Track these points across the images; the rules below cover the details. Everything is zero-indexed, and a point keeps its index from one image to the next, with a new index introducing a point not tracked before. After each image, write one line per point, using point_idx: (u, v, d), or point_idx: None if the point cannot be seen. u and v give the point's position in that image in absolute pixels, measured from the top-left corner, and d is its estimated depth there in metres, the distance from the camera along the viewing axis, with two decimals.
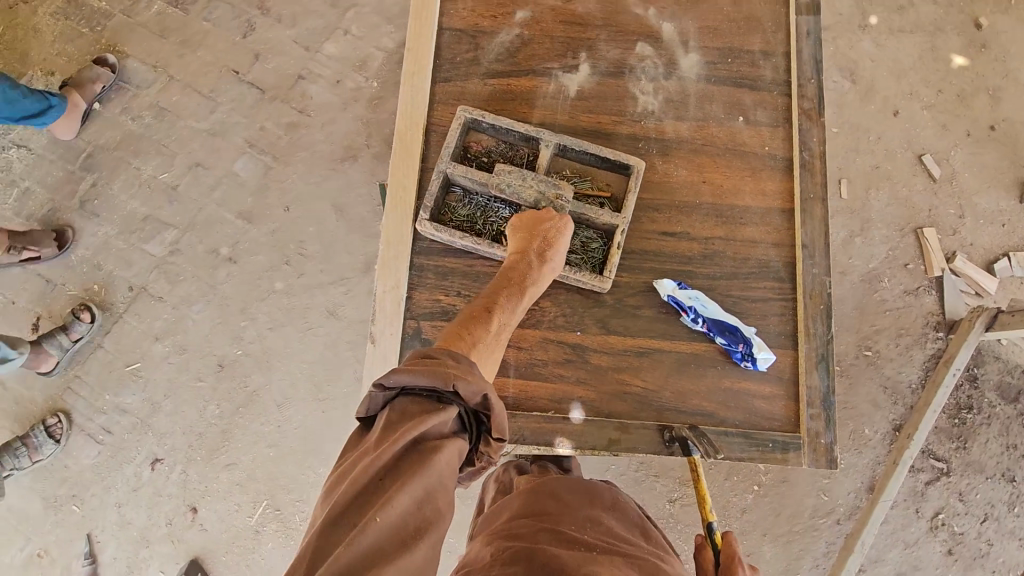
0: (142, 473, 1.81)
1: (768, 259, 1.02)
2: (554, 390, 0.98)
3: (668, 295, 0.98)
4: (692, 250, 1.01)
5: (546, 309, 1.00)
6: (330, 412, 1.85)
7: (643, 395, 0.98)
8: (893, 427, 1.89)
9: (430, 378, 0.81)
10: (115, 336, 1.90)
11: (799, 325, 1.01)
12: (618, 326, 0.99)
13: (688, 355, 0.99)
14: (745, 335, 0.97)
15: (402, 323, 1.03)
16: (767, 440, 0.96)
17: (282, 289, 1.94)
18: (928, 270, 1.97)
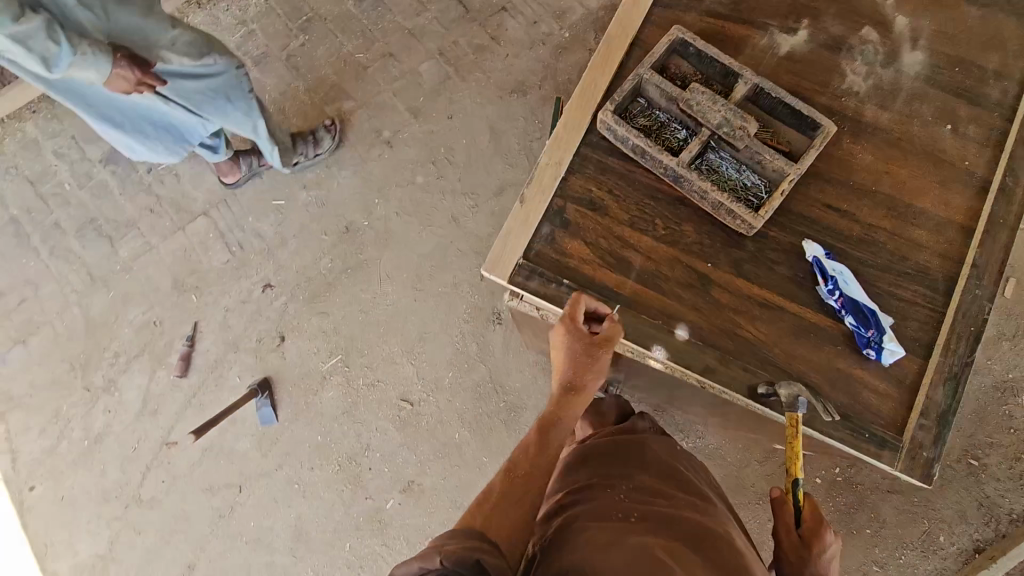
0: (254, 291, 2.03)
1: (930, 265, 1.09)
2: (669, 305, 1.08)
3: (814, 258, 1.07)
4: (853, 230, 1.09)
5: (688, 233, 1.10)
6: (422, 302, 1.97)
7: (752, 341, 1.07)
8: (973, 547, 1.70)
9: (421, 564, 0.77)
10: (273, 172, 2.12)
11: (940, 337, 1.06)
12: (750, 272, 1.08)
13: (810, 324, 1.07)
14: (878, 322, 1.03)
15: (552, 197, 1.13)
16: (863, 431, 1.02)
17: (421, 183, 2.07)
18: None
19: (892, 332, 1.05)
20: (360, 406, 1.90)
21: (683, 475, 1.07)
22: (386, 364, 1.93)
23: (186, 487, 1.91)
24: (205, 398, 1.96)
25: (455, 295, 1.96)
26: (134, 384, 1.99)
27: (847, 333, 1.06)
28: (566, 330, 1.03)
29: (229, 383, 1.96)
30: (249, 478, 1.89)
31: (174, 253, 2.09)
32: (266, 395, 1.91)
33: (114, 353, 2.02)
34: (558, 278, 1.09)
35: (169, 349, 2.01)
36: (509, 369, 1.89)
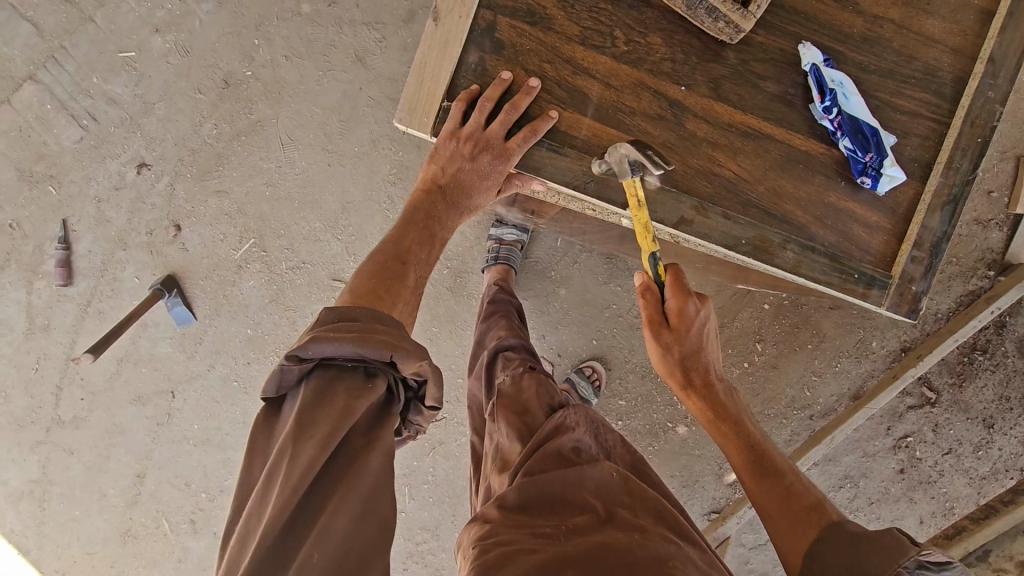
0: (126, 174, 1.67)
1: (938, 65, 0.99)
2: (634, 146, 0.98)
3: (811, 66, 0.95)
4: (853, 28, 0.97)
5: (656, 46, 0.97)
6: (337, 168, 1.67)
7: (733, 181, 0.99)
8: (902, 347, 1.80)
9: (360, 350, 0.84)
10: (109, 13, 1.61)
11: (939, 156, 0.99)
12: (732, 93, 0.98)
13: (801, 154, 0.99)
14: (880, 142, 0.95)
15: (477, 10, 0.97)
16: (852, 271, 0.99)
17: (309, 14, 1.62)
18: (1012, 204, 1.73)
19: (892, 155, 0.97)
20: (288, 292, 1.71)
21: (651, 505, 0.95)
22: (307, 242, 1.69)
23: (110, 400, 1.74)
24: (103, 305, 1.71)
25: (376, 155, 1.66)
26: (10, 300, 1.70)
27: (841, 159, 0.99)
28: (500, 124, 0.97)
29: (127, 285, 1.70)
30: (180, 383, 1.73)
31: (6, 135, 1.65)
32: (175, 294, 1.67)
33: None
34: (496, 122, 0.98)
35: (39, 255, 1.69)
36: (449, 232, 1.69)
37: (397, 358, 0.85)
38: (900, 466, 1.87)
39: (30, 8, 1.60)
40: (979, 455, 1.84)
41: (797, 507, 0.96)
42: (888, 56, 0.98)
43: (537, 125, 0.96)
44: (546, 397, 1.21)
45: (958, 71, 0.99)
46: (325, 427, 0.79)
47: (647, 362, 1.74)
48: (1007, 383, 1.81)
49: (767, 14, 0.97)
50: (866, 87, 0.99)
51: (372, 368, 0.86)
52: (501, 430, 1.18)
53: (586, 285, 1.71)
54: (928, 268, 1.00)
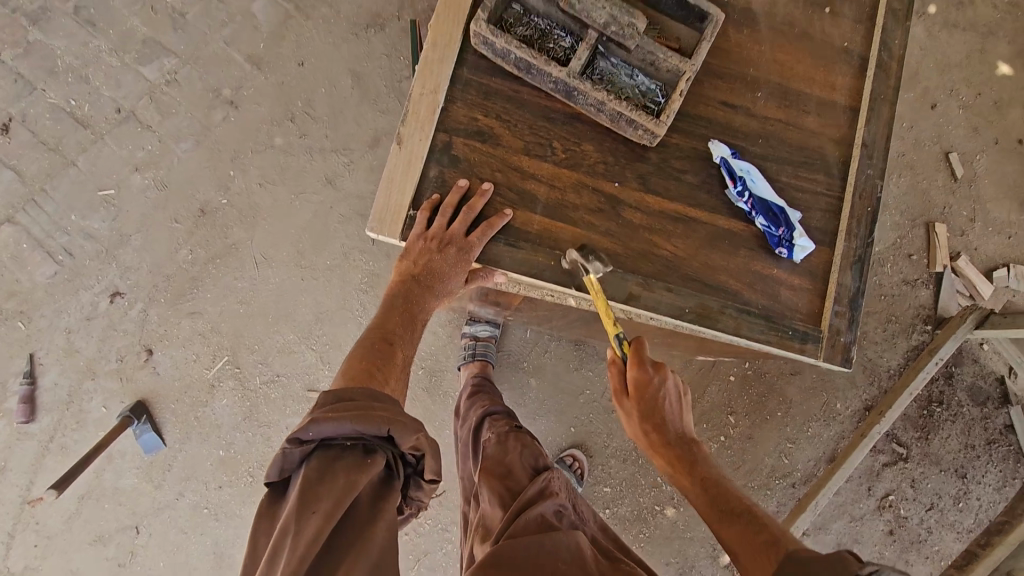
0: (99, 304, 1.70)
1: (825, 152, 1.17)
2: (581, 236, 1.10)
3: (722, 160, 1.11)
4: (749, 127, 1.15)
5: (588, 152, 1.12)
6: (310, 281, 1.74)
7: (670, 260, 1.10)
8: (864, 407, 1.91)
9: (358, 426, 0.86)
10: (91, 158, 1.73)
11: (841, 224, 1.14)
12: (659, 186, 1.12)
13: (725, 232, 1.12)
14: (787, 219, 1.08)
15: (434, 132, 1.11)
16: (786, 328, 1.10)
17: (282, 146, 1.77)
18: (930, 264, 2.00)
19: (801, 228, 1.11)
20: (261, 407, 1.70)
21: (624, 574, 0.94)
22: (281, 355, 1.72)
23: (68, 542, 1.63)
24: (66, 439, 1.65)
25: (347, 267, 1.75)
26: None
27: (760, 234, 1.12)
28: (460, 224, 1.08)
29: (93, 415, 1.66)
30: (146, 515, 1.65)
31: None
32: (144, 420, 1.64)
33: None
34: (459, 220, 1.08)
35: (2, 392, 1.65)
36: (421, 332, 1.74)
37: (395, 431, 0.88)
38: (888, 527, 1.87)
39: (15, 158, 1.72)
40: (960, 507, 1.88)
41: (757, 545, 0.95)
42: (784, 147, 1.15)
43: (493, 223, 1.07)
44: (530, 461, 1.23)
45: (843, 155, 1.16)
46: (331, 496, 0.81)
47: (626, 445, 1.76)
48: (967, 431, 1.91)
49: (680, 122, 1.13)
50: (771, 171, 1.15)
51: (371, 442, 0.88)
52: (485, 496, 1.16)
53: (557, 372, 1.76)
54: (851, 322, 1.12)
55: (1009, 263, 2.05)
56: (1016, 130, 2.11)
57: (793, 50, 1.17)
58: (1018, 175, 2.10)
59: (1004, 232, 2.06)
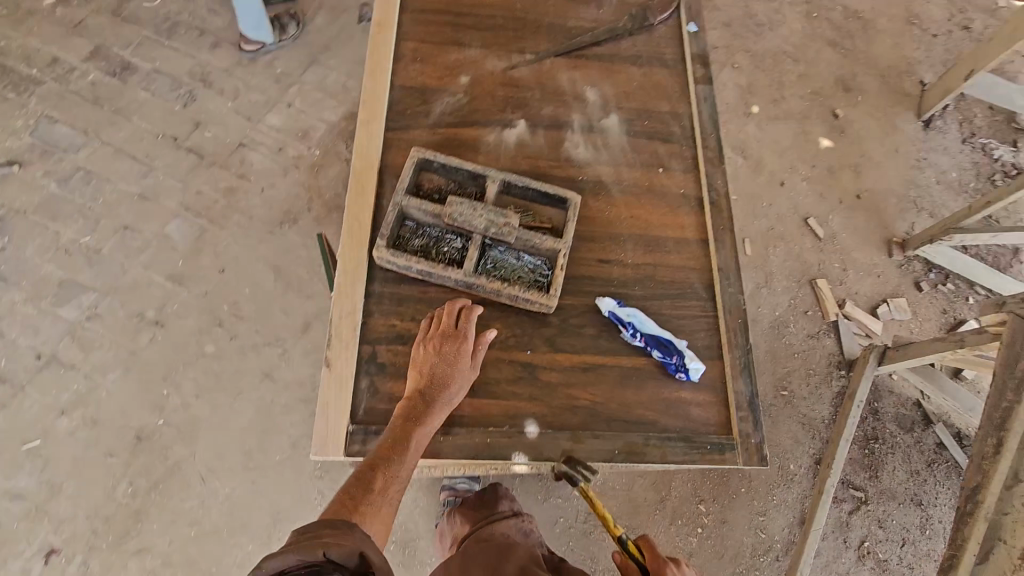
0: (33, 567, 1.58)
1: (690, 283, 1.12)
2: (508, 406, 0.98)
3: (608, 310, 1.05)
4: (624, 274, 1.10)
5: (497, 330, 1.02)
6: (261, 482, 1.71)
7: (592, 409, 1.00)
8: (814, 461, 2.03)
9: (300, 555, 0.69)
10: (13, 413, 1.69)
11: (722, 338, 1.08)
12: (565, 344, 1.03)
13: (630, 369, 1.04)
14: (678, 346, 1.03)
15: (357, 348, 0.99)
16: (705, 443, 1.00)
17: (212, 353, 1.81)
18: (825, 315, 2.25)
19: (691, 351, 1.05)
20: None
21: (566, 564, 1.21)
22: (243, 569, 1.64)
23: None
24: None
25: (297, 457, 1.74)
26: None
27: None
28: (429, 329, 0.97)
29: None
30: None
31: None
32: None
33: None
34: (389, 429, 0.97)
35: None
36: None
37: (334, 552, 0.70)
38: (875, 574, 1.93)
39: None
40: (928, 534, 1.98)
41: None
42: (666, 271, 1.11)
43: (462, 322, 0.96)
44: (500, 504, 1.46)
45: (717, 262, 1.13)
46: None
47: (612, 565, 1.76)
48: (908, 458, 2.06)
49: (568, 283, 1.07)
50: (654, 307, 1.10)
51: (322, 568, 0.69)
52: (462, 520, 1.44)
53: (528, 508, 1.77)
54: None
55: (887, 299, 2.33)
56: (852, 188, 2.49)
57: (655, 174, 1.19)
58: (868, 223, 2.44)
59: (874, 272, 2.36)
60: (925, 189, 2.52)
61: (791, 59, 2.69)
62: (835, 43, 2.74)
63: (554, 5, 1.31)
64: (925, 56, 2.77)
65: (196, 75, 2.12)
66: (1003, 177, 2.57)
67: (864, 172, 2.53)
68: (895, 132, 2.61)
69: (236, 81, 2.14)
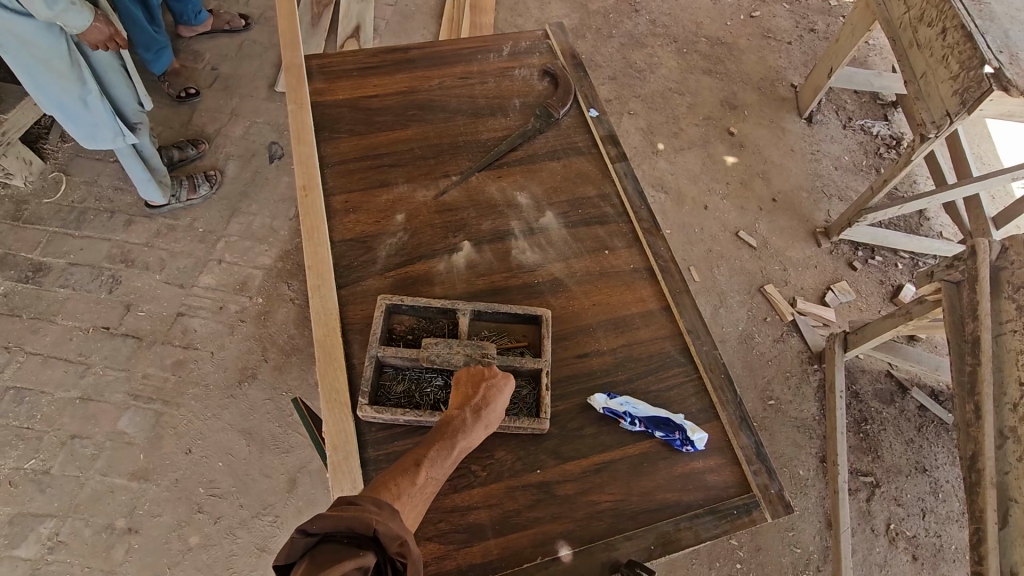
0: None
1: (667, 351, 1.16)
2: (535, 535, 0.96)
3: (603, 407, 1.06)
4: (605, 363, 1.13)
5: (503, 458, 1.02)
6: None
7: (615, 508, 1.00)
8: (820, 460, 2.08)
9: (350, 522, 0.71)
10: None
11: (711, 398, 1.12)
12: (571, 451, 1.03)
13: (639, 456, 1.05)
14: (677, 422, 1.05)
15: None
16: (730, 509, 1.01)
17: (199, 543, 1.68)
18: (783, 317, 2.37)
19: (690, 421, 1.07)
20: None
21: None
22: None
23: None
24: None
25: None
26: None
27: None
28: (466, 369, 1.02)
29: None
30: None
31: None
32: None
33: None
34: None
35: None
36: None
37: (382, 529, 0.72)
38: (910, 554, 1.96)
39: None
40: (943, 497, 2.04)
41: None
42: (639, 349, 1.15)
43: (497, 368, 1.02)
44: None
45: (685, 325, 1.18)
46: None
47: None
48: (900, 429, 2.15)
49: (555, 388, 1.09)
50: (641, 386, 1.12)
51: (363, 541, 0.71)
52: None
53: None
54: None
55: (830, 285, 2.47)
56: (767, 193, 2.68)
57: (603, 256, 1.25)
58: (790, 221, 2.62)
59: (811, 265, 2.51)
60: (828, 177, 2.75)
61: (677, 93, 2.92)
62: (709, 70, 3.01)
63: (464, 124, 1.38)
64: (787, 62, 3.08)
65: (116, 257, 2.06)
66: (887, 149, 2.84)
67: (772, 177, 2.73)
68: (786, 134, 2.85)
69: (159, 251, 2.09)
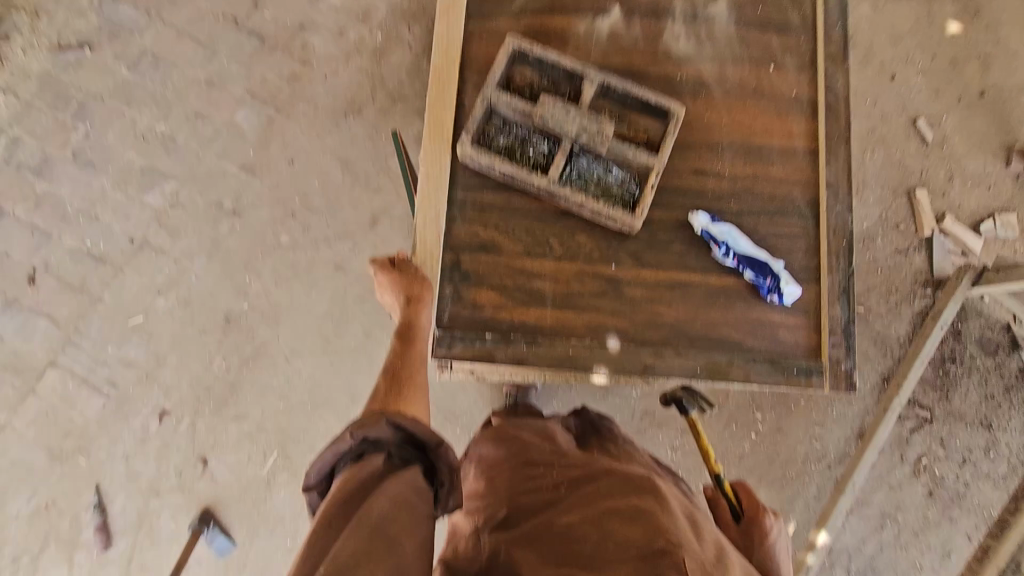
0: (150, 425, 1.80)
1: (791, 199, 1.03)
2: (589, 319, 0.99)
3: (701, 228, 0.99)
4: (720, 187, 1.02)
5: (582, 243, 1.00)
6: (338, 366, 1.84)
7: (675, 325, 0.99)
8: (882, 378, 1.98)
9: (335, 449, 0.90)
10: (115, 291, 1.84)
11: (821, 261, 1.01)
12: (652, 260, 1.00)
13: (716, 288, 1.00)
14: (773, 269, 0.98)
15: (441, 256, 1.01)
16: (790, 367, 0.98)
17: (287, 244, 1.87)
18: (919, 230, 2.07)
19: (787, 273, 0.99)
20: None
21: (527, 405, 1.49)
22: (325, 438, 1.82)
23: None
24: (144, 558, 1.76)
25: (370, 345, 1.85)
26: None
27: None
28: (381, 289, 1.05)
29: (165, 531, 1.77)
30: None
31: (35, 422, 1.79)
32: (214, 525, 1.75)
33: (12, 558, 1.75)
34: (480, 333, 0.99)
35: (77, 527, 1.76)
36: (453, 393, 1.83)
37: (358, 430, 0.90)
38: (928, 489, 1.94)
39: (46, 305, 1.83)
40: (992, 456, 1.95)
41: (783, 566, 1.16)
42: (762, 185, 1.03)
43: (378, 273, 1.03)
44: None
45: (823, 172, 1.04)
46: (344, 562, 0.76)
47: (664, 459, 1.91)
48: (985, 382, 1.98)
49: (659, 194, 1.01)
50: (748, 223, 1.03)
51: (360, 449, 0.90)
52: None
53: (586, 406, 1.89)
54: None
55: (994, 214, 2.11)
56: (978, 83, 2.16)
57: (765, 71, 1.06)
58: (988, 126, 2.15)
59: (985, 184, 2.11)
60: None
61: None
62: None
63: None
64: None
65: None
66: None
67: (995, 64, 2.17)
68: None
69: None
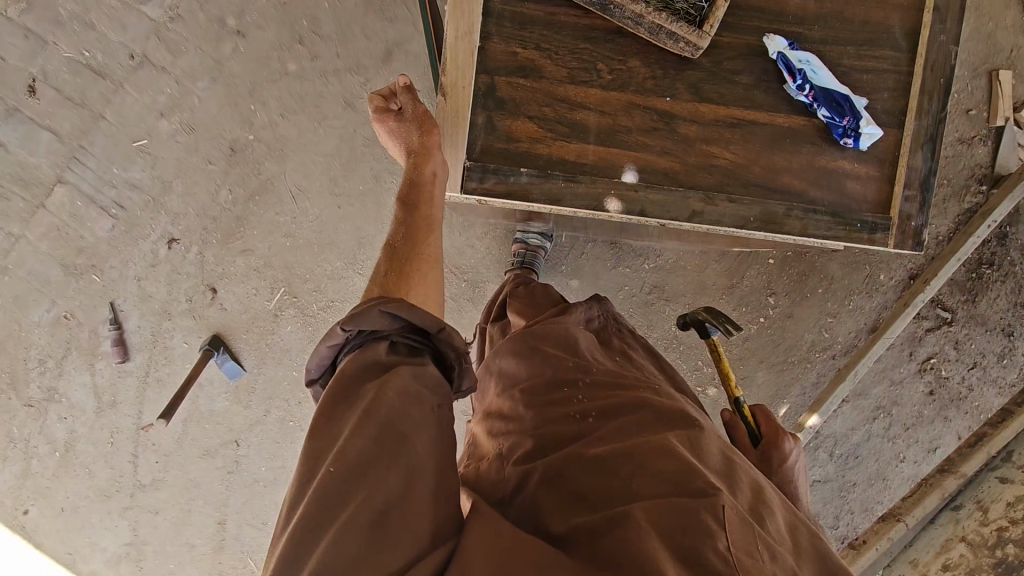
0: (159, 251, 1.81)
1: (890, 26, 1.08)
2: (634, 156, 1.06)
3: (778, 53, 1.04)
4: (806, 9, 1.06)
5: (635, 68, 1.05)
6: (346, 208, 1.79)
7: (730, 168, 1.06)
8: (908, 276, 1.88)
9: (333, 345, 0.86)
10: (117, 109, 1.76)
11: (911, 102, 1.08)
12: (713, 92, 1.06)
13: (788, 129, 1.07)
14: (851, 109, 1.03)
15: (475, 77, 1.05)
16: (855, 221, 1.07)
17: (294, 72, 1.73)
18: (991, 118, 1.84)
19: (867, 114, 1.05)
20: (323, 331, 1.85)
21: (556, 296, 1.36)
22: (332, 280, 1.82)
23: (182, 457, 1.90)
24: (160, 373, 1.86)
25: (380, 190, 1.78)
26: (78, 383, 1.86)
27: (821, 126, 1.07)
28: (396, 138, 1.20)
29: (178, 350, 1.85)
30: (243, 430, 1.89)
31: (47, 236, 1.81)
32: (223, 351, 1.81)
33: (38, 361, 1.86)
34: (513, 167, 1.05)
35: (95, 338, 1.84)
36: (461, 248, 1.80)
37: (353, 322, 0.84)
38: (929, 388, 1.93)
39: (46, 117, 1.76)
40: (1005, 363, 1.90)
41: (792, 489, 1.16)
42: (842, 28, 1.07)
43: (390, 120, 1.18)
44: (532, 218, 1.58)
45: (910, 26, 1.08)
46: (354, 451, 0.73)
47: (667, 332, 1.90)
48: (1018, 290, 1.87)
49: (729, 16, 1.05)
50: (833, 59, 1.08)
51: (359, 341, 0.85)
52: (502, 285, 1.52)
53: (596, 272, 1.87)
54: (919, 209, 1.08)
55: None
56: None
57: None
58: None
59: None
60: None
61: None
62: None
63: None
64: None
65: None
66: None
67: None
68: None
69: None
